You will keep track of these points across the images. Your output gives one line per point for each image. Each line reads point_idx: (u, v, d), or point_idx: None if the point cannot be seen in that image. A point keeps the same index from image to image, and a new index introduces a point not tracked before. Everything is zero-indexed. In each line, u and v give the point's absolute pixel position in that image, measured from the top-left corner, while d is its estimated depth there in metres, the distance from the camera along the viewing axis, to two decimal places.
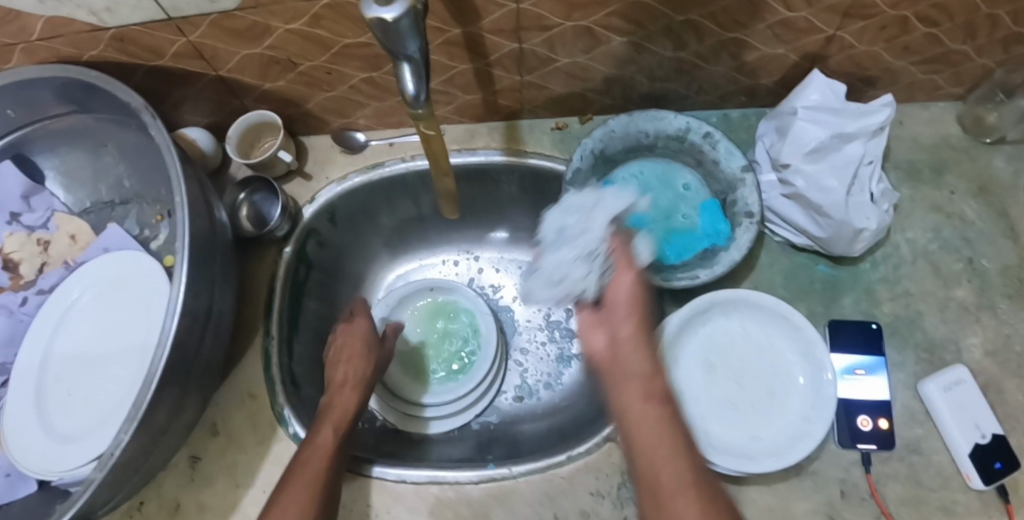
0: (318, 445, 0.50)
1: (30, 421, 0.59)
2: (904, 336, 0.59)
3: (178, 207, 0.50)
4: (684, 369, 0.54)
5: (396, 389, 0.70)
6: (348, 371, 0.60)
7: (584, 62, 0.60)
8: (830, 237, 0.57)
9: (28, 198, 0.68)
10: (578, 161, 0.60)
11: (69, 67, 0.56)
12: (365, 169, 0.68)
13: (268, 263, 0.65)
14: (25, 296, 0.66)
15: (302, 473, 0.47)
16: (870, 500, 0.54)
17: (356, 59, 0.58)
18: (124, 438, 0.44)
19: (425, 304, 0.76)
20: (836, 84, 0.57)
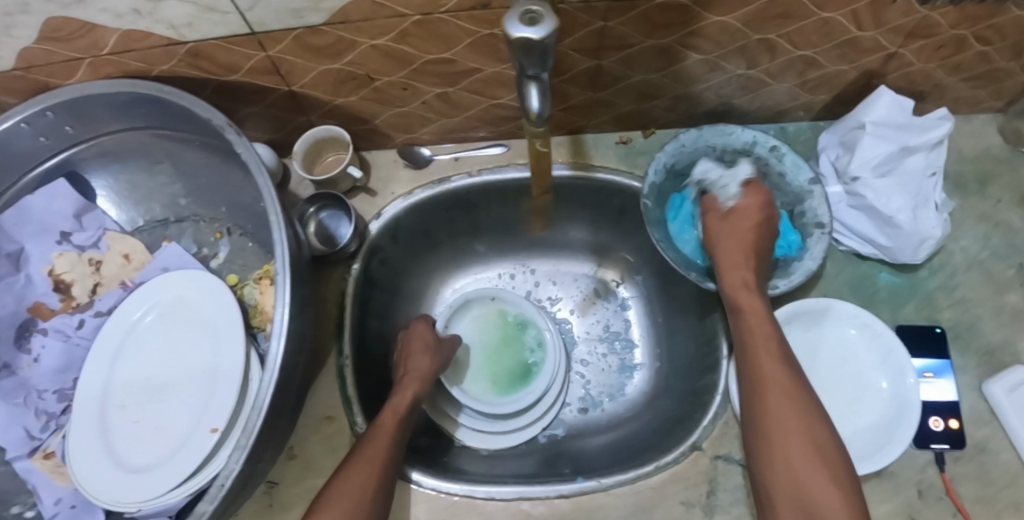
0: (376, 443, 0.51)
1: (99, 450, 0.56)
2: (965, 341, 0.61)
3: (275, 224, 0.48)
4: None
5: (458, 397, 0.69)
6: (417, 366, 0.62)
7: (656, 79, 0.60)
8: (895, 245, 0.59)
9: (80, 217, 0.66)
10: (653, 176, 0.62)
11: (139, 82, 0.54)
12: (430, 184, 0.67)
13: (337, 281, 0.64)
14: (82, 318, 0.64)
15: (361, 468, 0.49)
16: (946, 498, 0.56)
17: (433, 75, 0.57)
18: (237, 467, 0.43)
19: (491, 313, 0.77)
20: (905, 100, 0.59)
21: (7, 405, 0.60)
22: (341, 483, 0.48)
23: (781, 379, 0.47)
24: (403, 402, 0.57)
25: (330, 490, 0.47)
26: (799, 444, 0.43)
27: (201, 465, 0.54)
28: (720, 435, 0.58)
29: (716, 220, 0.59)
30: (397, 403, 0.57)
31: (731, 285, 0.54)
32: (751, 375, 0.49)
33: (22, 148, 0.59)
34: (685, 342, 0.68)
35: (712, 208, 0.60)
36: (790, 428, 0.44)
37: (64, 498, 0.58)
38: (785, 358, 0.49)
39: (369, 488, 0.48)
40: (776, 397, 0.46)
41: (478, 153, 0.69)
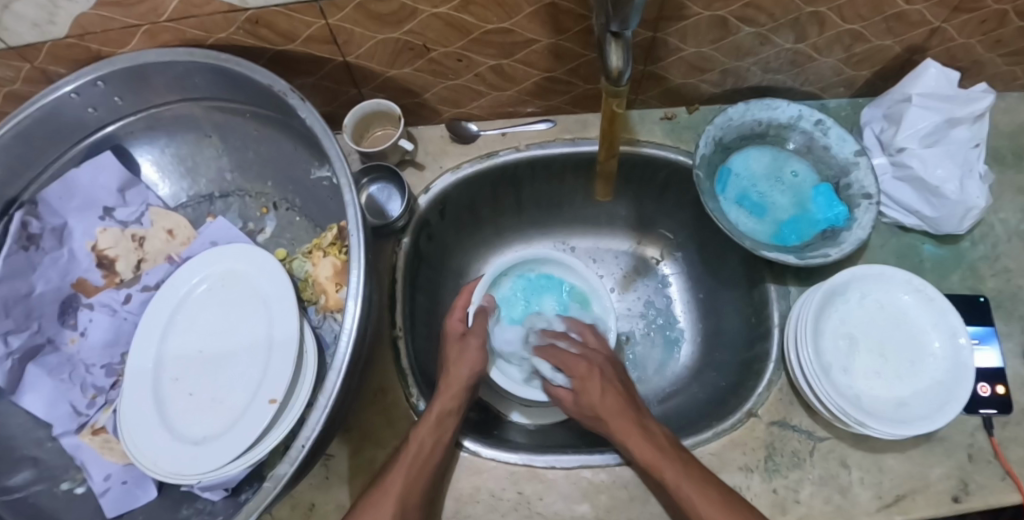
0: (392, 479, 0.49)
1: (155, 424, 0.55)
2: (1008, 309, 0.63)
3: (345, 190, 0.48)
4: (828, 342, 0.56)
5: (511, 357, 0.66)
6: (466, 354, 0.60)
7: (708, 52, 0.61)
8: (941, 215, 0.61)
9: (124, 191, 0.65)
10: (703, 148, 0.62)
11: (196, 51, 0.54)
12: (478, 158, 0.68)
13: (389, 255, 0.64)
14: (128, 292, 0.63)
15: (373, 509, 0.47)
16: (996, 462, 0.57)
17: (491, 47, 0.57)
18: (317, 428, 0.44)
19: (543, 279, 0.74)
20: (952, 72, 0.60)
21: (55, 380, 0.59)
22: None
23: (664, 458, 0.50)
24: (427, 432, 0.52)
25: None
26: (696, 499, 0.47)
27: (260, 436, 0.52)
28: (775, 402, 0.59)
29: (597, 394, 0.57)
30: (418, 440, 0.52)
31: (609, 412, 0.55)
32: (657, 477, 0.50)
33: (71, 118, 0.59)
34: (734, 314, 0.69)
35: (584, 375, 0.59)
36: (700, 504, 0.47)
37: (114, 473, 0.56)
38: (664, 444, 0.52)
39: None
40: (664, 465, 0.50)
41: (525, 128, 0.69)
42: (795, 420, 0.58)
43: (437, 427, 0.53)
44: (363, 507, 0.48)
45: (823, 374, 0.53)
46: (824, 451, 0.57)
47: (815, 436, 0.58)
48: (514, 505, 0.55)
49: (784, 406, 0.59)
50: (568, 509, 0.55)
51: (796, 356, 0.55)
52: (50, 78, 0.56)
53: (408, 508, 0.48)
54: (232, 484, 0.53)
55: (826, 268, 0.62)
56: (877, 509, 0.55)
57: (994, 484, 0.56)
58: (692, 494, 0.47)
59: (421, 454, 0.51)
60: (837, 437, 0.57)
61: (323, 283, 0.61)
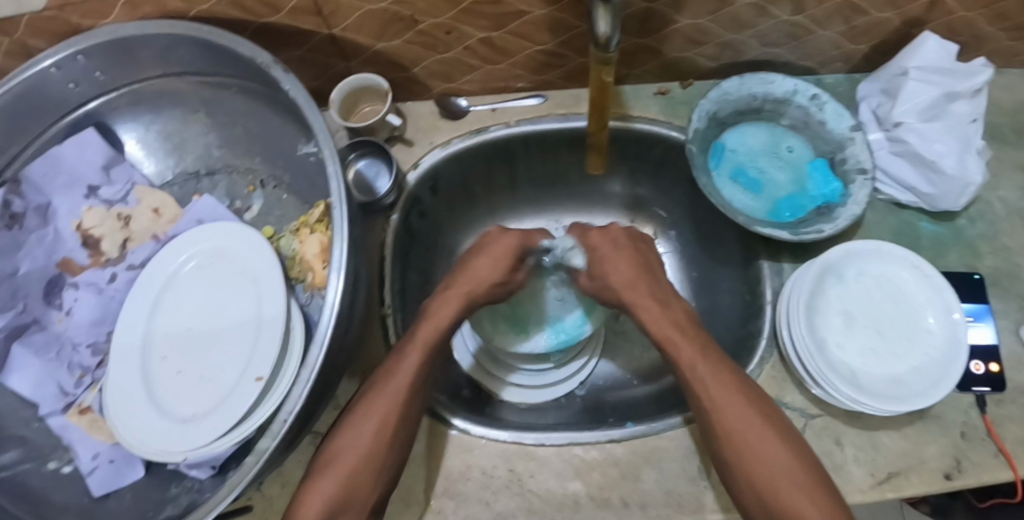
0: (396, 375, 0.50)
1: (139, 403, 0.55)
2: (1005, 287, 0.62)
3: (329, 162, 0.47)
4: (822, 318, 0.56)
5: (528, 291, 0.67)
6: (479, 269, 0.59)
7: (703, 24, 0.59)
8: (938, 191, 0.60)
9: (109, 169, 0.64)
10: (696, 122, 0.61)
11: (177, 22, 0.52)
12: (468, 134, 0.67)
13: (378, 231, 0.63)
14: (114, 272, 0.62)
15: (374, 408, 0.48)
16: (989, 439, 0.57)
17: (480, 18, 0.55)
18: (300, 403, 0.43)
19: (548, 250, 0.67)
20: (950, 44, 0.59)
21: (41, 360, 0.58)
22: (352, 432, 0.47)
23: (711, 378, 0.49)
24: (431, 330, 0.54)
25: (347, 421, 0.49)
26: (751, 429, 0.46)
27: (247, 412, 0.51)
28: (769, 379, 0.58)
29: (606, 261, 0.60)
30: (422, 335, 0.53)
31: (639, 300, 0.57)
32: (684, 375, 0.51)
33: (52, 94, 0.57)
34: (728, 292, 0.68)
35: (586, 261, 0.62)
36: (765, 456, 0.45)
37: (102, 453, 0.56)
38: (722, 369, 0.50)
39: (378, 432, 0.47)
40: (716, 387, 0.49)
41: (517, 103, 0.68)
42: (788, 398, 0.58)
43: (441, 327, 0.55)
44: (360, 412, 0.48)
45: (816, 350, 0.53)
46: (817, 428, 0.57)
47: (808, 413, 0.57)
48: (505, 482, 0.55)
49: (778, 383, 0.59)
50: (560, 487, 0.54)
51: (790, 333, 0.54)
52: (31, 52, 0.55)
53: (409, 404, 0.50)
54: (220, 462, 0.53)
55: (819, 245, 0.61)
56: (869, 486, 0.55)
57: (987, 462, 0.56)
58: (741, 423, 0.47)
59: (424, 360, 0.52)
60: (830, 414, 0.57)
61: (310, 260, 0.60)
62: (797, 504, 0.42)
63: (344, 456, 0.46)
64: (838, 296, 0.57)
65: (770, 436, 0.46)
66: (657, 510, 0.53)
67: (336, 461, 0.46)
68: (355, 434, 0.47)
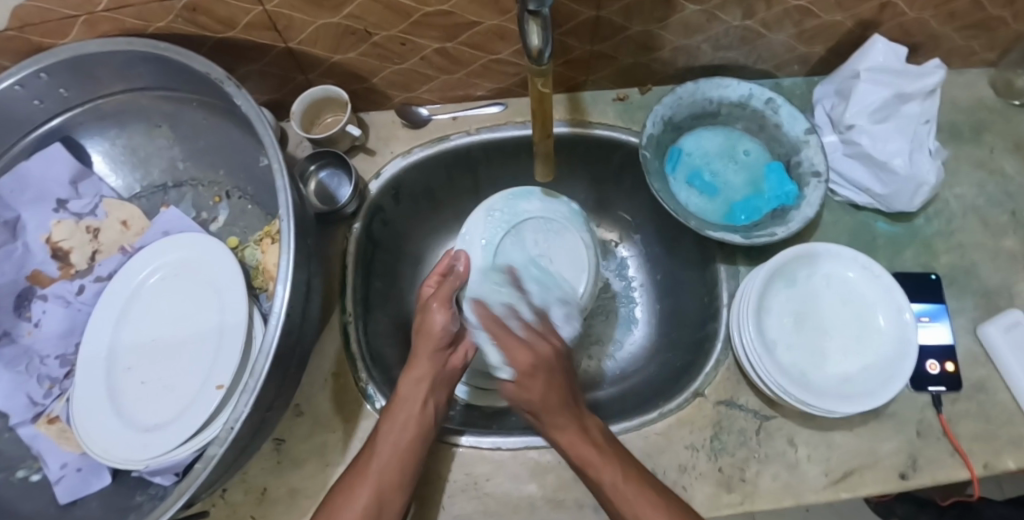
0: (380, 444, 0.49)
1: (103, 413, 0.56)
2: (961, 285, 0.63)
3: (277, 176, 0.48)
4: (772, 321, 0.56)
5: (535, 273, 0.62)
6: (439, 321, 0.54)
7: (655, 31, 0.60)
8: (890, 192, 0.61)
9: (77, 183, 0.65)
10: (650, 128, 0.62)
11: (136, 40, 0.54)
12: (429, 142, 0.68)
13: (340, 240, 0.64)
14: (82, 284, 0.63)
15: (365, 475, 0.47)
16: (944, 438, 0.58)
17: (433, 29, 0.57)
18: (245, 410, 0.43)
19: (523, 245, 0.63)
20: (899, 46, 0.59)
21: (11, 371, 0.60)
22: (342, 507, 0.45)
23: (583, 440, 0.49)
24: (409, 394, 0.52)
25: (333, 496, 0.47)
26: (612, 481, 0.47)
27: (207, 422, 0.53)
28: (723, 381, 0.59)
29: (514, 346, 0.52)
30: (404, 401, 0.52)
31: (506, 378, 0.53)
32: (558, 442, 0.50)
33: (18, 112, 0.58)
34: (689, 296, 0.69)
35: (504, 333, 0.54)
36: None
37: (70, 462, 0.57)
38: (585, 428, 0.50)
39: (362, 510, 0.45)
40: (591, 455, 0.48)
41: (477, 111, 0.69)
42: (742, 399, 0.58)
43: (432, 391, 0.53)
44: (346, 487, 0.47)
45: (766, 352, 0.53)
46: (771, 428, 0.57)
47: (762, 414, 0.58)
48: (463, 485, 0.55)
49: (732, 385, 0.59)
50: (518, 490, 0.55)
51: (739, 337, 0.55)
52: None
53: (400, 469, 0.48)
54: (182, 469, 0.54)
55: (775, 246, 0.62)
56: (823, 486, 0.55)
57: (942, 459, 0.57)
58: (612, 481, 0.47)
59: (410, 428, 0.50)
60: (784, 415, 0.58)
61: (271, 270, 0.61)
62: None
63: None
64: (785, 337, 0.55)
65: (648, 491, 0.46)
66: None
67: None
68: (343, 505, 0.46)
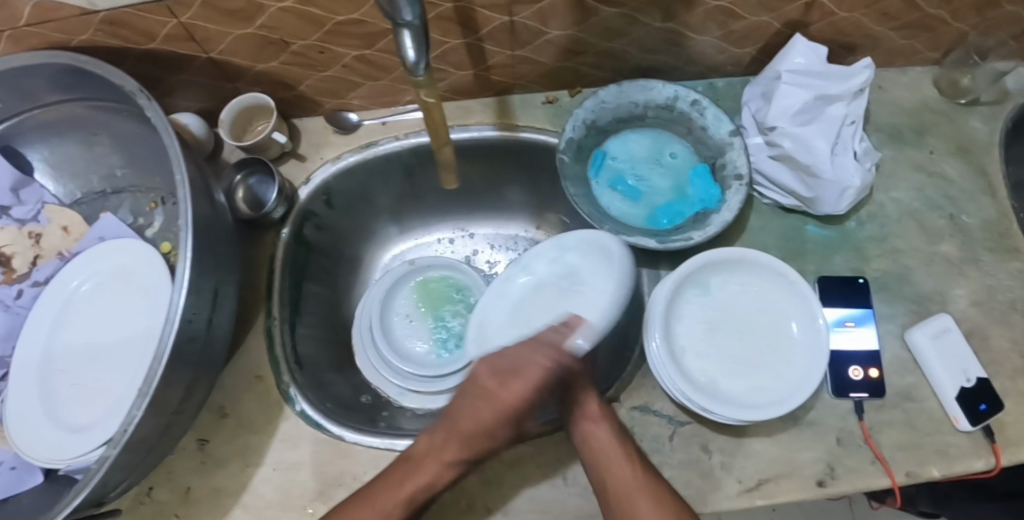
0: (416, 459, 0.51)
1: (34, 415, 0.58)
2: (892, 290, 0.62)
3: (181, 187, 0.49)
4: (684, 328, 0.56)
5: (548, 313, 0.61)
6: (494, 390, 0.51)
7: (575, 34, 0.60)
8: (816, 195, 0.59)
9: (17, 191, 0.67)
10: (570, 132, 0.61)
11: (58, 52, 0.55)
12: (359, 148, 0.68)
13: (268, 245, 0.65)
14: (20, 288, 0.65)
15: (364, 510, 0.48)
16: (865, 446, 0.57)
17: (349, 37, 0.58)
18: (138, 415, 0.44)
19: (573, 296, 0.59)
20: (819, 47, 0.59)
21: None
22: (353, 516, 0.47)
23: (613, 447, 0.52)
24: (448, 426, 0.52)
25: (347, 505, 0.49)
26: (610, 478, 0.50)
27: None
28: (640, 386, 0.59)
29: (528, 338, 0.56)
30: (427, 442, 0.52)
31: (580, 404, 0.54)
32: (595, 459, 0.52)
33: None
34: None
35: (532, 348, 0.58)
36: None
37: (4, 460, 0.59)
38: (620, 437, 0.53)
39: None
40: (621, 469, 0.50)
41: (407, 116, 0.69)
42: (657, 405, 0.58)
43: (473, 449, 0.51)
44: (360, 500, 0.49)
45: (671, 359, 0.53)
46: (686, 435, 0.57)
47: (677, 421, 0.58)
48: None
49: (650, 391, 0.59)
50: None
51: (649, 344, 0.54)
52: None
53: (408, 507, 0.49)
54: None
55: (697, 250, 0.62)
56: (736, 493, 0.55)
57: (862, 468, 0.56)
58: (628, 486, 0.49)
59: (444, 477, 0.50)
60: (700, 422, 0.57)
61: None
62: None
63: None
64: (688, 341, 0.55)
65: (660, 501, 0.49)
66: (522, 515, 0.54)
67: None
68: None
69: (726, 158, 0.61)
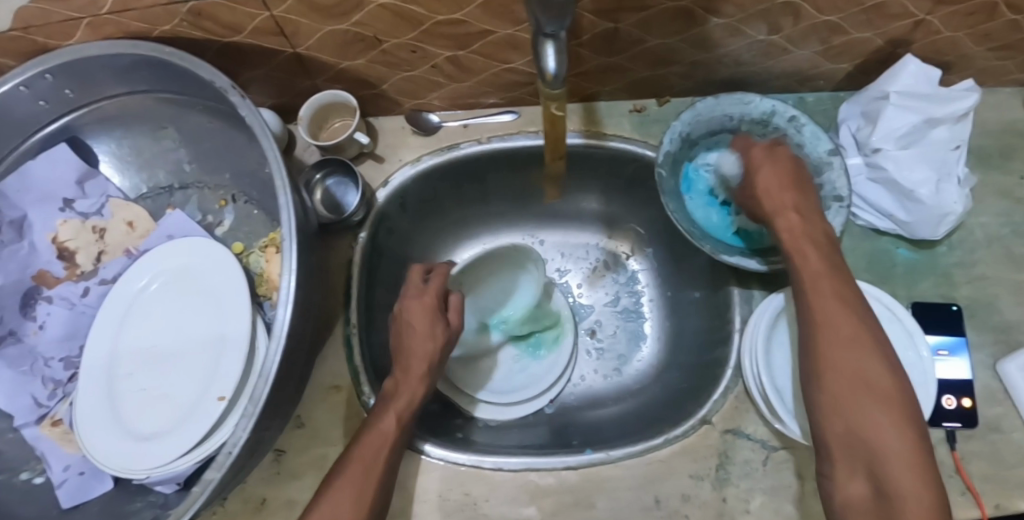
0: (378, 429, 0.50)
1: (105, 422, 0.56)
2: (981, 319, 0.61)
3: (281, 192, 0.47)
4: (780, 358, 0.54)
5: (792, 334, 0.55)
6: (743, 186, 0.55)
7: (673, 43, 0.58)
8: (915, 220, 0.58)
9: (83, 183, 0.65)
10: (667, 145, 0.60)
11: (139, 43, 0.52)
12: (438, 151, 0.66)
13: (345, 249, 0.63)
14: (87, 286, 0.63)
15: (342, 491, 0.45)
16: (956, 476, 0.56)
17: (442, 38, 0.55)
18: (244, 435, 0.43)
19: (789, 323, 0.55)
20: (932, 70, 0.57)
21: (14, 373, 0.60)
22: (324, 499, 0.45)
23: (868, 372, 0.40)
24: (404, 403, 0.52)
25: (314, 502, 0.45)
26: (860, 397, 0.39)
27: (210, 433, 0.53)
28: (731, 408, 0.58)
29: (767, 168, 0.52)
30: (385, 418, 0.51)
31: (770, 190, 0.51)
32: (807, 315, 0.45)
33: (22, 112, 0.58)
34: (696, 318, 0.68)
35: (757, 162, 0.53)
36: (884, 419, 0.38)
37: (74, 464, 0.57)
38: (840, 280, 0.46)
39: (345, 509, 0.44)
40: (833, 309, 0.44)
41: (487, 120, 0.67)
42: (749, 429, 0.57)
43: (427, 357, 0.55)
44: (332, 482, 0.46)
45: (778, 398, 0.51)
46: (778, 460, 0.55)
47: (770, 446, 0.56)
48: (460, 505, 0.55)
49: (740, 413, 0.58)
50: (515, 513, 0.55)
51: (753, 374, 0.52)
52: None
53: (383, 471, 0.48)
54: (184, 479, 0.54)
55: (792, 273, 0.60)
56: None
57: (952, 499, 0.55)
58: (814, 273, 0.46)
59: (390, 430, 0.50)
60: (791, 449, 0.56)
61: (276, 279, 0.61)
62: (844, 382, 0.41)
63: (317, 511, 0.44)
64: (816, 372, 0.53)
65: (881, 387, 0.40)
66: None
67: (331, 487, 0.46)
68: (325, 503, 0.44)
69: (830, 178, 0.59)
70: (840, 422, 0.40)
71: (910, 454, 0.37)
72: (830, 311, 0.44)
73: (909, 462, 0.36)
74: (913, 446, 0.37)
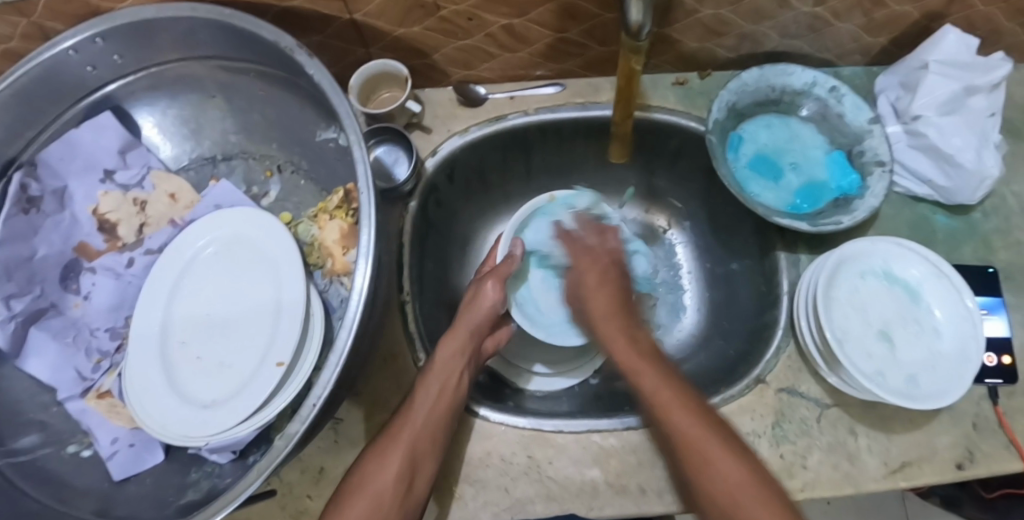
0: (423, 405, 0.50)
1: (159, 392, 0.54)
2: (1018, 282, 0.63)
3: (355, 148, 0.46)
4: (839, 312, 0.56)
5: (849, 288, 0.57)
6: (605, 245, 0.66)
7: (725, 15, 0.59)
8: (954, 185, 0.60)
9: (125, 153, 0.63)
10: (716, 113, 0.61)
11: (199, 5, 0.51)
12: (487, 122, 0.67)
13: (397, 219, 0.63)
14: (131, 257, 0.62)
15: (391, 460, 0.46)
16: (1001, 431, 0.57)
17: (502, 5, 0.54)
18: (328, 387, 0.43)
19: (846, 279, 0.57)
20: (971, 38, 0.59)
21: (59, 343, 0.58)
22: (375, 470, 0.46)
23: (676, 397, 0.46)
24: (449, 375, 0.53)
25: (355, 474, 0.47)
26: (685, 425, 0.44)
27: (269, 398, 0.51)
28: (785, 369, 0.59)
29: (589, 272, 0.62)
30: (435, 381, 0.52)
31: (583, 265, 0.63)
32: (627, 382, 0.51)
33: (71, 77, 0.57)
34: (739, 286, 0.70)
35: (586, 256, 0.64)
36: (709, 457, 0.42)
37: (122, 437, 0.56)
38: (668, 374, 0.50)
39: (392, 479, 0.45)
40: (680, 414, 0.45)
41: (534, 92, 0.68)
42: (804, 387, 0.58)
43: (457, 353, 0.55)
44: (381, 451, 0.47)
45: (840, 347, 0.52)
46: (832, 417, 0.57)
47: (823, 403, 0.57)
48: (524, 469, 0.55)
49: (794, 373, 0.59)
50: (578, 474, 0.55)
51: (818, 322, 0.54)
52: (48, 35, 0.54)
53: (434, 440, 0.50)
54: (240, 447, 0.53)
55: (836, 236, 0.62)
56: (882, 475, 0.55)
57: (999, 452, 0.56)
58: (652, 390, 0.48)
59: (444, 397, 0.51)
60: (843, 405, 0.57)
61: (330, 247, 0.60)
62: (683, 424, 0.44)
63: (357, 499, 0.44)
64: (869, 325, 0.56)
65: (716, 437, 0.43)
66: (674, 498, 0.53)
67: (385, 453, 0.47)
68: (375, 470, 0.46)
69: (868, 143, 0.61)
70: (697, 478, 0.42)
71: (739, 456, 0.41)
72: (647, 377, 0.50)
73: (735, 475, 0.40)
74: (733, 453, 0.42)
